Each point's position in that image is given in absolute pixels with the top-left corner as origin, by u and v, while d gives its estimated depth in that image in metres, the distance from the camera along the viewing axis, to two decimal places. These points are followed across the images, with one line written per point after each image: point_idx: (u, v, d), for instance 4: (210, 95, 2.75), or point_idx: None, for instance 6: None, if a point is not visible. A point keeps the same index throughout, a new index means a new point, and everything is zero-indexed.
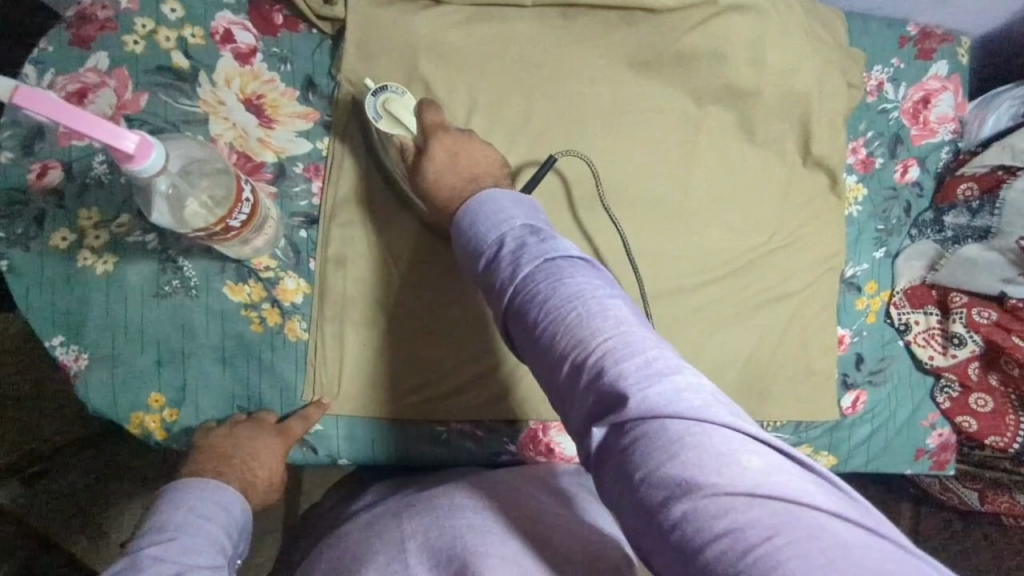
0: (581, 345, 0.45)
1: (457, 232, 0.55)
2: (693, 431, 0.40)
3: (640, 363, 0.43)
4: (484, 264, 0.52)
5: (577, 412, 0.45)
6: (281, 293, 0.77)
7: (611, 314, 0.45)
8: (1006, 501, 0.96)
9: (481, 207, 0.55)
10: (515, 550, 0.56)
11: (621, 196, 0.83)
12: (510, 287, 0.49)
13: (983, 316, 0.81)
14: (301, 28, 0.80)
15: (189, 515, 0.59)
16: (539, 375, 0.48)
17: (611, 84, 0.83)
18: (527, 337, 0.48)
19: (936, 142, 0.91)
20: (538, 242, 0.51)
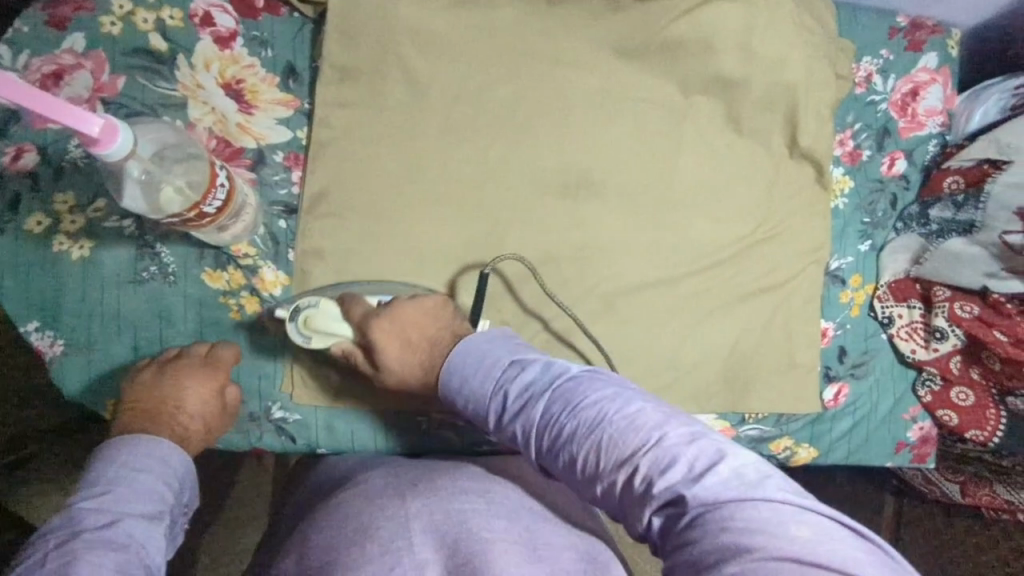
0: (620, 456, 0.48)
1: (453, 389, 0.59)
2: (744, 512, 0.42)
3: (681, 466, 0.46)
4: (497, 415, 0.56)
5: (633, 517, 0.48)
6: (260, 281, 0.76)
7: (640, 421, 0.48)
8: (986, 493, 0.96)
9: (461, 361, 0.59)
10: (522, 534, 0.57)
11: (606, 187, 0.82)
12: (533, 425, 0.53)
13: (965, 311, 0.81)
14: (282, 12, 0.79)
15: (125, 467, 0.59)
16: (587, 497, 0.51)
17: (597, 72, 0.82)
18: (566, 469, 0.51)
19: (924, 135, 0.90)
20: (545, 375, 0.55)
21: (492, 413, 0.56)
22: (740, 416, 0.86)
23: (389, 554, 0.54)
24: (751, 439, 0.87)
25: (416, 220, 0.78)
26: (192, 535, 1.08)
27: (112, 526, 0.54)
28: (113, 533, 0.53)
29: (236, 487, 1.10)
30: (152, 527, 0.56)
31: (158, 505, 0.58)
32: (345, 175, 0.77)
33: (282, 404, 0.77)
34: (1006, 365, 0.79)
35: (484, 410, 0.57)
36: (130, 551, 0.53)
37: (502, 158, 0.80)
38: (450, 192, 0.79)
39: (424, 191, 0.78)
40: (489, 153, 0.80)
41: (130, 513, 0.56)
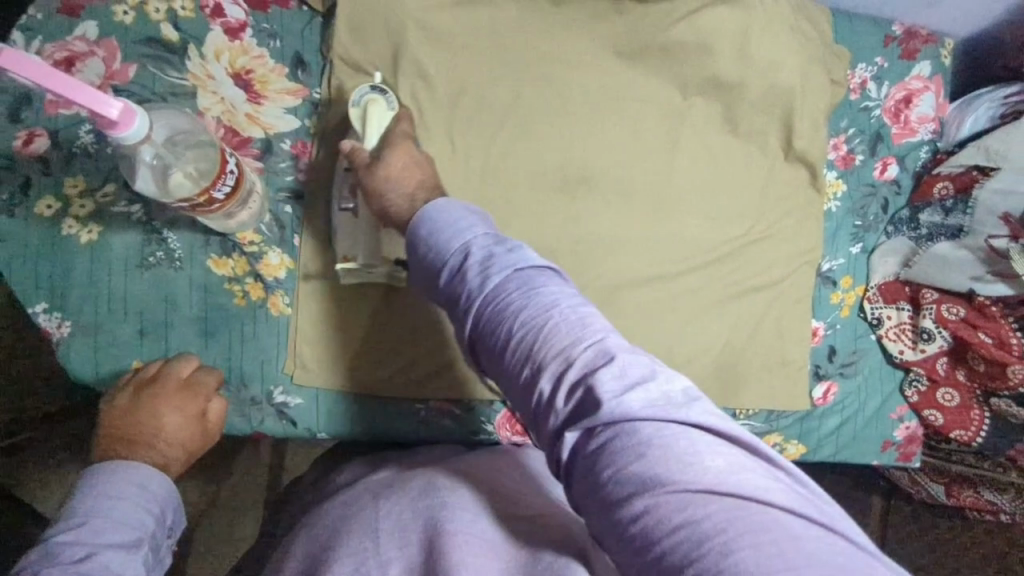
0: (557, 350, 0.46)
1: (418, 239, 0.56)
2: (662, 435, 0.42)
3: (614, 371, 0.45)
4: (450, 274, 0.53)
5: (548, 414, 0.47)
6: (265, 268, 0.78)
7: (586, 323, 0.47)
8: (971, 495, 0.99)
9: (432, 218, 0.56)
10: (485, 527, 0.54)
11: (604, 184, 0.85)
12: (479, 289, 0.50)
13: (951, 312, 0.83)
14: (291, 5, 0.80)
15: (100, 499, 0.60)
16: (506, 384, 0.50)
17: (598, 72, 0.84)
18: (496, 360, 0.49)
19: (916, 141, 0.92)
20: (506, 249, 0.52)
21: (445, 271, 0.53)
22: (731, 412, 0.88)
23: (357, 557, 0.54)
24: None
25: None
26: (189, 521, 1.10)
27: (92, 558, 0.56)
28: (86, 566, 0.55)
29: (233, 473, 1.12)
30: (128, 556, 0.59)
31: (135, 534, 0.60)
32: None
33: (283, 388, 0.79)
34: (989, 366, 0.82)
35: (441, 265, 0.54)
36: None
37: (503, 153, 0.83)
38: (453, 186, 0.81)
39: None
40: (491, 149, 0.82)
41: (108, 544, 0.58)
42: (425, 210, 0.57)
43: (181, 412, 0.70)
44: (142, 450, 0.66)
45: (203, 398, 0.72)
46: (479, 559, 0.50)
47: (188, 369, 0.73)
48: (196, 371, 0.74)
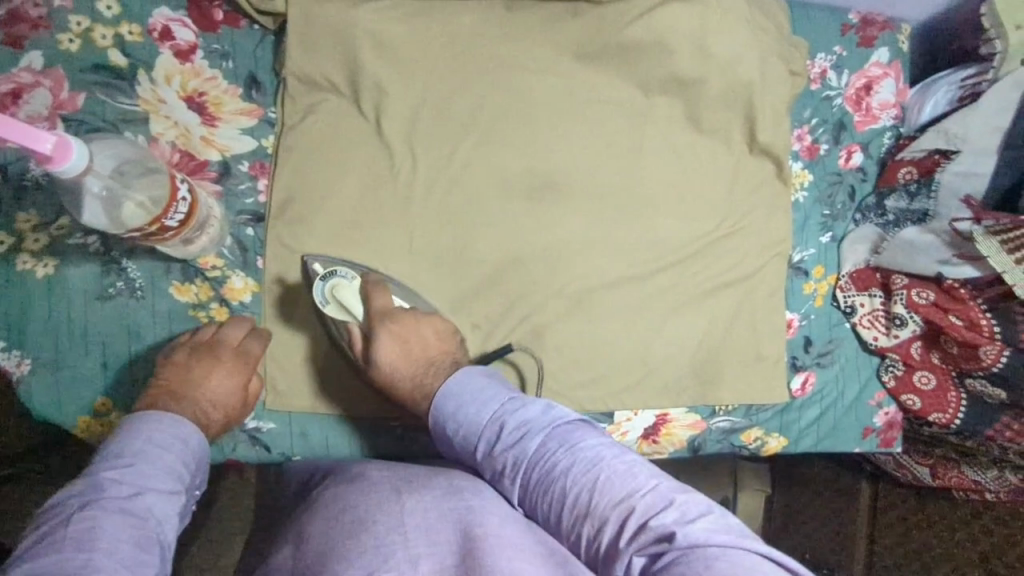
0: (616, 498, 0.54)
1: (445, 414, 0.66)
2: (725, 556, 0.48)
3: (673, 508, 0.52)
4: (487, 448, 0.62)
5: (612, 554, 0.52)
6: (229, 292, 0.76)
7: (639, 470, 0.55)
8: (955, 475, 1.00)
9: (458, 389, 0.67)
10: (509, 532, 0.59)
11: (569, 188, 0.84)
12: (528, 461, 0.59)
13: (921, 297, 0.82)
14: (242, 24, 0.78)
15: (148, 445, 0.61)
16: (563, 532, 0.56)
17: (557, 76, 0.84)
18: (554, 507, 0.57)
19: (878, 128, 0.93)
20: (539, 411, 0.62)
21: (485, 441, 0.63)
22: (710, 409, 0.88)
23: (383, 547, 0.56)
24: (723, 430, 0.89)
25: (386, 228, 0.80)
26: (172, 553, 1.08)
27: (138, 499, 0.57)
28: (124, 508, 0.56)
29: (217, 501, 1.10)
30: (167, 503, 0.59)
31: (175, 477, 0.61)
32: (312, 186, 0.78)
33: (254, 414, 0.78)
34: (962, 348, 0.81)
35: (476, 435, 0.64)
36: (148, 524, 0.56)
37: (466, 162, 0.82)
38: (417, 199, 0.80)
39: (392, 198, 0.80)
40: (454, 158, 0.82)
41: (151, 488, 0.59)
42: (445, 384, 0.68)
43: (229, 376, 0.71)
44: (187, 404, 0.68)
45: (252, 364, 0.73)
46: (507, 561, 0.55)
47: (237, 337, 0.73)
48: (245, 338, 0.74)
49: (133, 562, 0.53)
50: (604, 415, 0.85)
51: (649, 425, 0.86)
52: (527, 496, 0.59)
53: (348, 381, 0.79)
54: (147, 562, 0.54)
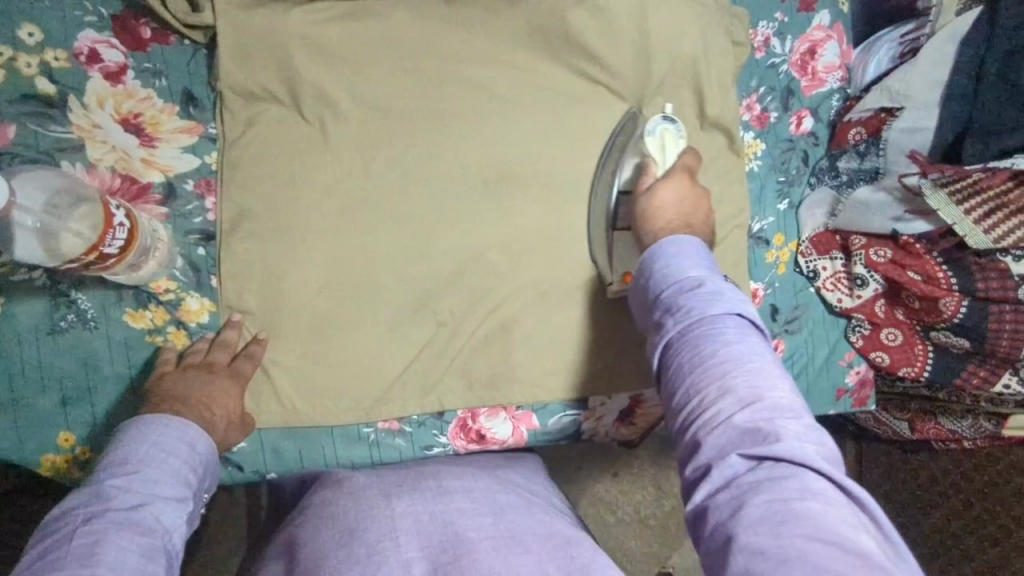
0: (760, 393, 0.53)
1: (662, 250, 0.64)
2: (832, 498, 0.48)
3: (806, 434, 0.51)
4: (666, 297, 0.61)
5: (715, 427, 0.53)
6: (185, 314, 0.75)
7: (789, 386, 0.54)
8: (932, 426, 1.02)
9: (677, 246, 0.64)
10: (500, 527, 0.61)
11: (525, 178, 0.83)
12: (698, 320, 0.58)
13: (879, 255, 0.83)
14: (171, 40, 0.76)
15: (153, 448, 0.56)
16: (681, 391, 0.56)
17: (501, 67, 0.83)
18: (688, 366, 0.56)
19: (826, 91, 0.93)
20: (733, 293, 0.59)
21: (665, 294, 0.61)
22: None
23: (375, 554, 0.57)
24: None
25: (342, 236, 0.78)
26: None
27: (142, 508, 0.52)
28: (129, 519, 0.50)
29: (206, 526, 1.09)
30: (176, 512, 0.54)
31: (185, 479, 0.56)
32: (260, 199, 0.77)
33: None
34: (923, 302, 0.81)
35: (665, 284, 0.62)
36: (155, 534, 0.51)
37: (416, 161, 0.81)
38: (370, 203, 0.79)
39: (345, 204, 0.79)
40: (404, 158, 0.80)
41: (158, 496, 0.54)
42: (663, 241, 0.65)
43: (230, 391, 0.70)
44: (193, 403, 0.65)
45: (245, 383, 0.73)
46: (502, 560, 0.57)
47: (224, 359, 0.73)
48: (233, 359, 0.74)
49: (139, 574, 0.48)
50: (580, 402, 0.85)
51: (625, 408, 0.86)
52: (671, 347, 0.58)
53: (317, 393, 0.78)
54: (155, 574, 0.49)
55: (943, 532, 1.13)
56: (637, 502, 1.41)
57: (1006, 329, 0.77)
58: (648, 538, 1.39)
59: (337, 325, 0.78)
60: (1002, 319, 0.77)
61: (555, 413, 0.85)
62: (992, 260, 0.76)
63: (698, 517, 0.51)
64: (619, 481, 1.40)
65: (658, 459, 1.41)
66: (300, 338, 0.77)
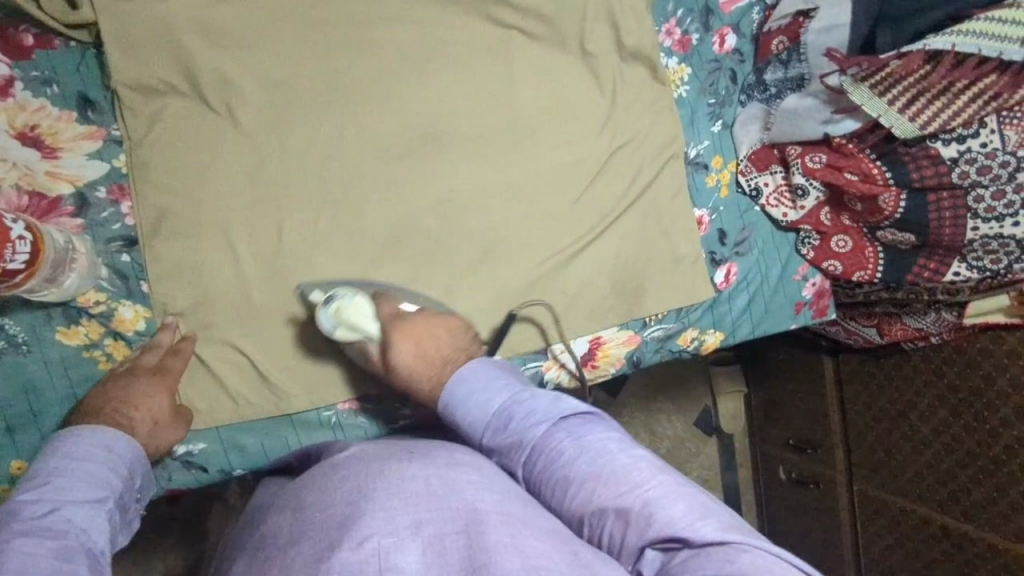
0: (626, 489, 0.53)
1: (453, 398, 0.65)
2: (737, 555, 0.48)
3: (683, 509, 0.51)
4: (496, 436, 0.61)
5: (621, 546, 0.53)
6: (120, 324, 0.73)
7: (642, 465, 0.55)
8: (899, 327, 1.04)
9: (457, 387, 0.65)
10: (509, 499, 0.55)
11: (450, 137, 0.81)
12: (539, 447, 0.58)
13: (816, 161, 0.82)
14: (56, 44, 0.73)
15: (66, 458, 0.60)
16: (573, 524, 0.56)
17: (408, 24, 0.80)
18: (563, 496, 0.56)
19: (745, 5, 0.89)
20: (546, 402, 0.61)
21: (493, 433, 0.62)
22: (641, 321, 0.88)
23: (381, 511, 0.52)
24: (658, 339, 0.89)
25: (271, 222, 0.77)
26: None
27: (55, 512, 0.55)
28: (43, 524, 0.54)
29: None
30: (93, 511, 0.58)
31: (101, 481, 0.61)
32: (177, 195, 0.74)
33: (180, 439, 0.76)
34: (865, 203, 0.81)
35: (482, 428, 0.62)
36: (70, 535, 0.54)
37: (333, 134, 0.78)
38: (292, 184, 0.77)
39: (268, 188, 0.77)
40: (319, 133, 0.78)
41: (71, 500, 0.57)
42: (448, 382, 0.66)
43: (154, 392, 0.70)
44: (108, 414, 0.66)
45: (175, 380, 0.72)
46: (512, 534, 0.51)
47: (151, 360, 0.72)
48: (163, 357, 0.73)
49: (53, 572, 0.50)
50: (540, 354, 0.84)
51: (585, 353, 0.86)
52: (537, 482, 0.58)
53: (269, 384, 0.77)
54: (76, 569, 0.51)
55: (924, 430, 1.09)
56: None
57: (947, 217, 0.77)
58: None
59: (279, 312, 0.77)
60: (941, 206, 0.77)
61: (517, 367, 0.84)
62: (924, 148, 0.75)
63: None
64: None
65: None
66: (243, 333, 0.76)
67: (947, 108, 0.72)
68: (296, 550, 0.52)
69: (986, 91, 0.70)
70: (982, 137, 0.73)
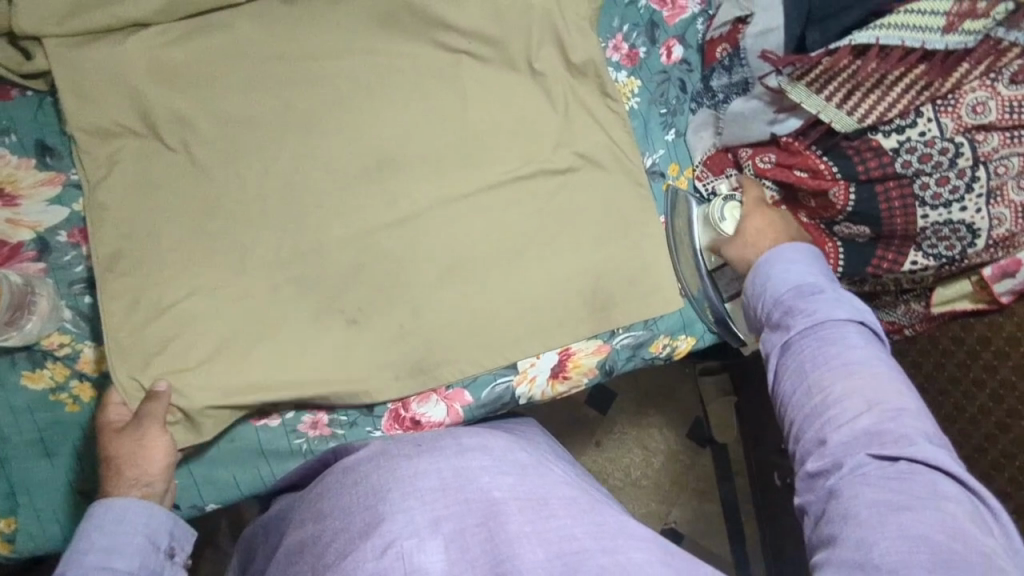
0: (889, 401, 0.56)
1: (773, 261, 0.70)
2: (951, 500, 0.50)
3: (930, 442, 0.54)
4: (785, 305, 0.65)
5: (842, 424, 0.56)
6: (85, 366, 0.74)
7: (912, 393, 0.57)
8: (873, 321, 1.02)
9: (777, 253, 0.70)
10: (519, 483, 0.57)
11: (412, 160, 0.83)
12: (817, 326, 0.62)
13: (766, 161, 0.85)
14: (13, 94, 0.76)
15: (78, 545, 0.61)
16: (806, 385, 0.59)
17: (358, 53, 0.82)
18: (811, 366, 0.60)
19: (689, 17, 0.92)
20: (856, 305, 0.63)
21: (786, 300, 0.65)
22: (610, 331, 0.87)
23: (400, 511, 0.53)
24: (629, 347, 0.88)
25: (236, 254, 0.77)
26: None
27: None
28: None
29: None
30: None
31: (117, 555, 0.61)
32: (138, 234, 0.75)
33: None
34: (817, 199, 0.82)
35: (784, 292, 0.66)
36: None
37: (293, 165, 0.80)
38: (255, 215, 0.78)
39: (230, 222, 0.78)
40: (279, 164, 0.79)
41: None
42: (785, 246, 0.71)
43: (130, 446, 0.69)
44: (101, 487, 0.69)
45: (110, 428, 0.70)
46: (531, 523, 0.52)
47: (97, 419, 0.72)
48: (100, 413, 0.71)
49: None
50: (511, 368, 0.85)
51: (555, 365, 0.86)
52: (791, 347, 0.62)
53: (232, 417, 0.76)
54: None
55: None
56: (626, 465, 1.41)
57: (897, 207, 0.78)
58: (644, 498, 1.40)
59: (241, 343, 0.76)
60: (890, 196, 0.78)
61: (487, 384, 0.84)
62: (865, 140, 0.78)
63: (814, 510, 0.55)
64: (603, 449, 1.41)
65: (637, 418, 1.43)
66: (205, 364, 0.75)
67: (882, 100, 0.76)
68: (324, 562, 0.53)
69: (919, 81, 0.75)
70: (919, 127, 0.75)
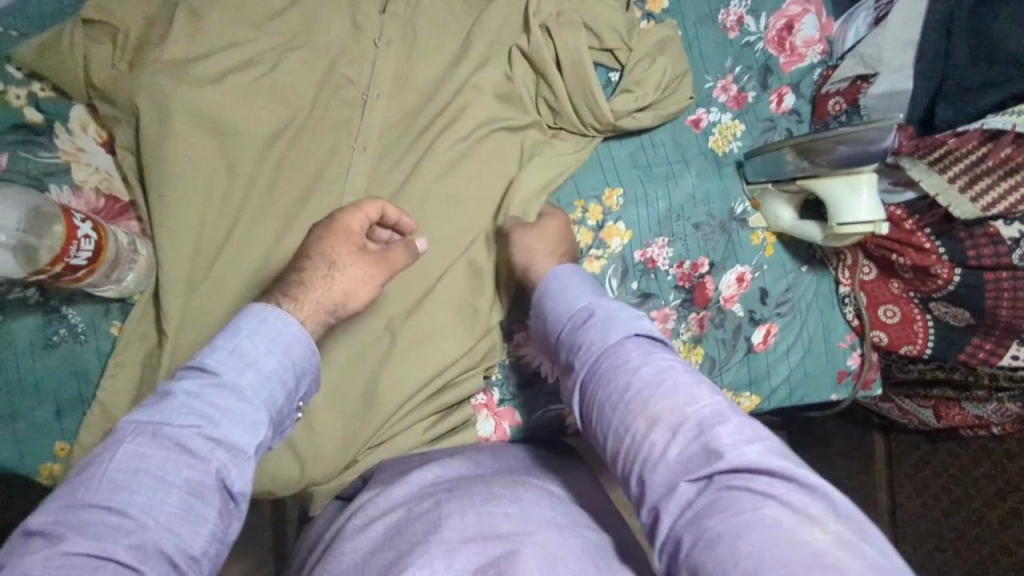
0: (686, 413, 0.48)
1: (547, 294, 0.65)
2: (775, 517, 0.42)
3: (745, 441, 0.46)
4: (568, 335, 0.59)
5: (655, 461, 0.48)
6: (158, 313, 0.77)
7: (706, 394, 0.49)
8: (958, 413, 0.90)
9: (553, 282, 0.65)
10: (547, 540, 0.51)
11: (494, 175, 0.81)
12: (603, 353, 0.55)
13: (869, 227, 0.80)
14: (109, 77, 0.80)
15: (237, 341, 0.50)
16: (610, 428, 0.52)
17: (467, 63, 0.82)
18: (607, 396, 0.53)
19: (807, 66, 0.90)
20: (629, 316, 0.57)
21: (569, 324, 0.60)
22: None
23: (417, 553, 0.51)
24: None
25: None
26: None
27: (208, 441, 0.46)
28: (186, 429, 0.46)
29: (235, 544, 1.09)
30: (240, 458, 0.47)
31: (200, 405, 0.47)
32: (221, 209, 0.75)
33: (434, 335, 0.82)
34: (916, 272, 0.78)
35: (565, 316, 0.61)
36: (208, 469, 0.45)
37: (385, 165, 0.80)
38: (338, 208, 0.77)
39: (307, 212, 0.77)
40: (368, 162, 0.79)
41: (235, 418, 0.48)
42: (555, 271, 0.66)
43: (344, 234, 0.61)
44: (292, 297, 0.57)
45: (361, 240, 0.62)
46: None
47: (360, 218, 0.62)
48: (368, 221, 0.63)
49: (184, 515, 0.44)
50: None
51: None
52: (593, 384, 0.54)
53: None
54: (204, 514, 0.45)
55: (979, 525, 0.96)
56: None
57: (1005, 297, 0.74)
58: None
59: None
60: (1000, 289, 0.74)
61: (539, 407, 0.84)
62: (983, 227, 0.73)
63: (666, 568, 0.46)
64: None
65: None
66: None
67: (1014, 191, 0.70)
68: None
69: None
70: None
